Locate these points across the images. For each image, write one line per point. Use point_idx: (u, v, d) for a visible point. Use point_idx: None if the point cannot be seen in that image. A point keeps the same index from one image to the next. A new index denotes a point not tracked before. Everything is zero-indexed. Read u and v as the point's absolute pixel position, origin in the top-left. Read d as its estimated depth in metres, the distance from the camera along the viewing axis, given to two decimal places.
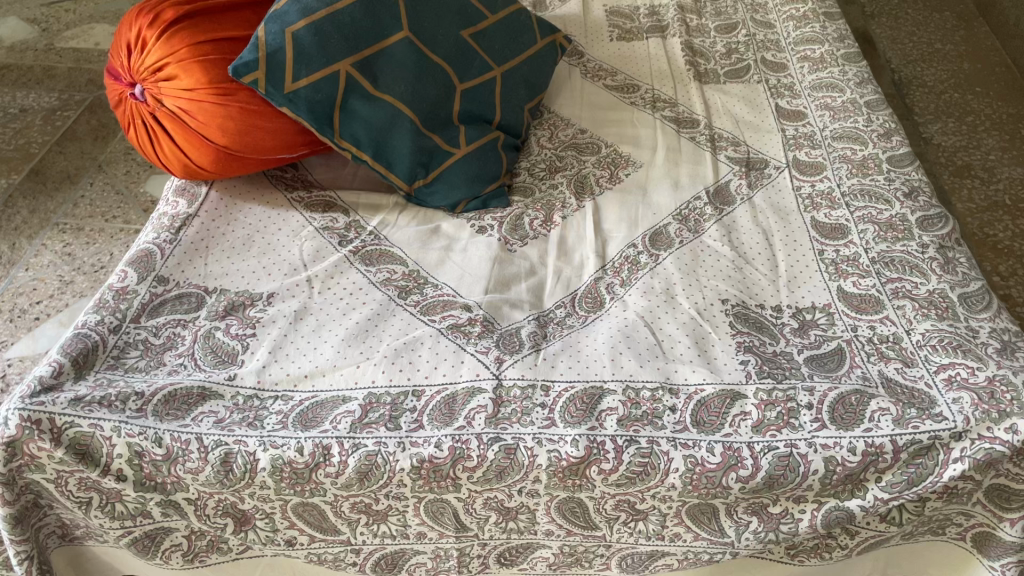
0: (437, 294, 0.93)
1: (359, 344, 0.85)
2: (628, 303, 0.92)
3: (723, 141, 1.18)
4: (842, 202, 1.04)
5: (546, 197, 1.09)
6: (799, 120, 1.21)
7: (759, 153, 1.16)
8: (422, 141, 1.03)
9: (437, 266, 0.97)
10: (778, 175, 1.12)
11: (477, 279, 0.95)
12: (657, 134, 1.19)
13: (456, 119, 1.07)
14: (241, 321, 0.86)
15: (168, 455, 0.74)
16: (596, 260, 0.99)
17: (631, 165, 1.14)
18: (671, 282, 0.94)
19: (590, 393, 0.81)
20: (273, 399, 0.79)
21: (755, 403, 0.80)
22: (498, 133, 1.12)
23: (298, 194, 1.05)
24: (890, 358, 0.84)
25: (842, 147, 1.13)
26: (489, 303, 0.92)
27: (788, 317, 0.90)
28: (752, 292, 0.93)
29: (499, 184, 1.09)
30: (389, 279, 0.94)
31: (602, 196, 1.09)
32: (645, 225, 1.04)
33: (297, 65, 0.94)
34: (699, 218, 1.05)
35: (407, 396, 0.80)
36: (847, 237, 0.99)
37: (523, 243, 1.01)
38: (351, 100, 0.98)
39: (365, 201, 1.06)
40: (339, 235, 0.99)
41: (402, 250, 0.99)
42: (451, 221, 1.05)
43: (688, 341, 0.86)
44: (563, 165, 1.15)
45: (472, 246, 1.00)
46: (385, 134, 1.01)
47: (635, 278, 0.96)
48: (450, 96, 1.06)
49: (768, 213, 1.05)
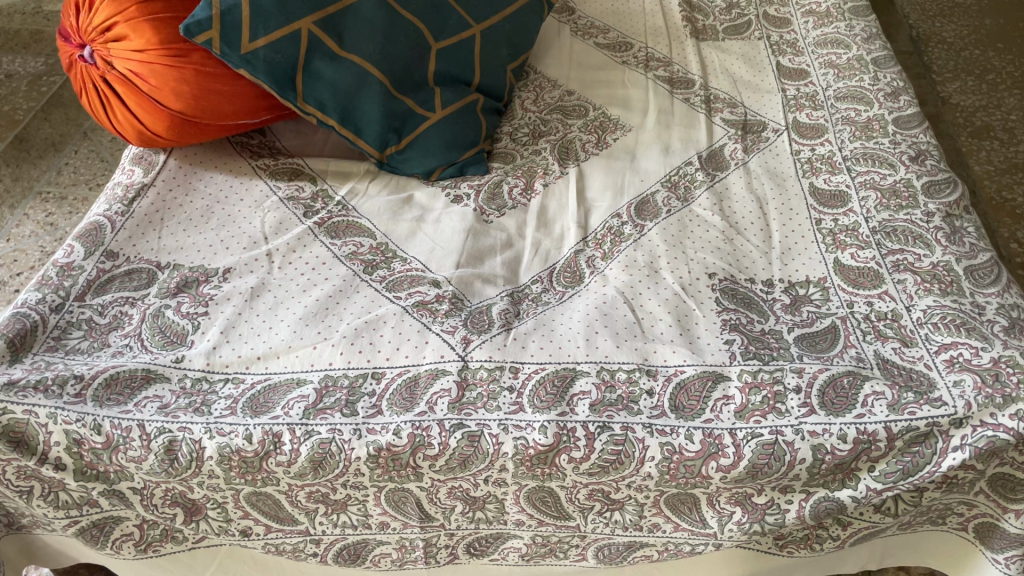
0: (405, 269, 0.87)
1: (318, 324, 0.80)
2: (608, 278, 0.87)
3: (718, 102, 1.11)
4: (843, 167, 0.98)
5: (528, 164, 1.03)
6: (801, 79, 1.13)
7: (756, 115, 1.09)
8: (393, 105, 0.97)
9: (408, 238, 0.91)
10: (776, 139, 1.05)
11: (449, 251, 0.89)
12: (649, 95, 1.12)
13: (431, 80, 1.01)
14: (194, 299, 0.81)
15: (108, 443, 0.70)
16: (577, 230, 0.93)
17: (619, 129, 1.08)
18: (655, 255, 0.88)
19: (561, 375, 0.75)
20: (223, 383, 0.75)
21: (739, 386, 0.74)
22: (477, 95, 1.05)
23: (264, 162, 0.99)
24: (888, 338, 0.77)
25: (845, 108, 1.06)
26: (459, 278, 0.86)
27: (778, 293, 0.84)
28: (742, 266, 0.87)
29: (477, 150, 1.03)
30: (355, 253, 0.89)
31: (587, 162, 1.03)
32: (631, 193, 0.98)
33: (254, 24, 0.87)
34: (689, 185, 0.98)
35: (366, 379, 0.75)
36: (846, 205, 0.93)
37: (500, 212, 0.95)
38: (314, 61, 0.92)
39: (336, 169, 1.00)
40: (305, 206, 0.94)
41: (371, 221, 0.93)
42: (426, 191, 0.99)
43: (670, 319, 0.80)
44: (547, 129, 1.08)
45: (446, 218, 0.94)
46: (352, 97, 0.94)
47: (617, 250, 0.90)
48: (425, 56, 0.99)
49: (764, 179, 0.99)
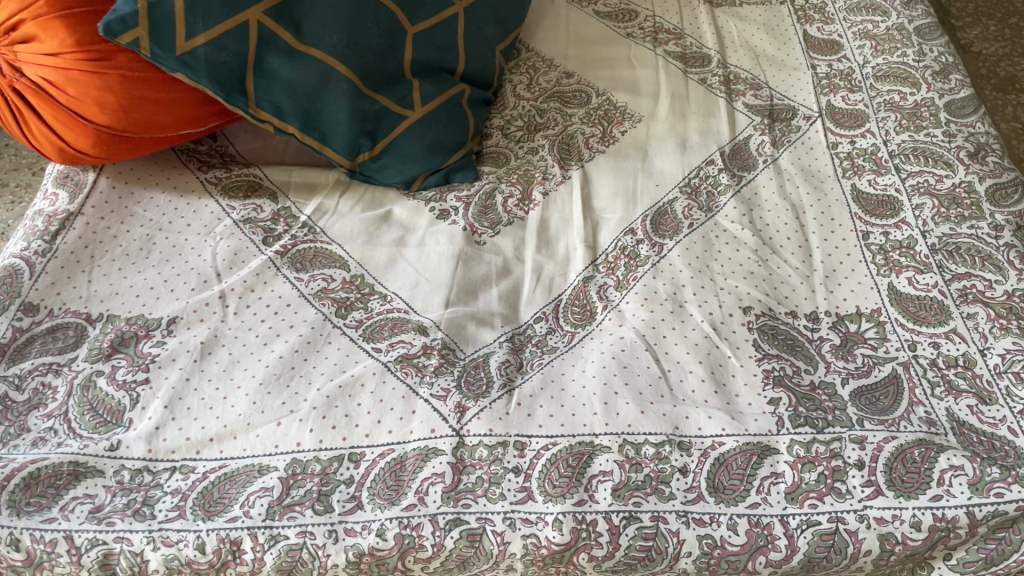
0: (384, 309, 0.74)
1: (282, 391, 0.66)
2: (625, 314, 0.73)
3: (740, 84, 0.97)
4: (890, 166, 0.84)
5: (524, 167, 0.89)
6: (833, 53, 0.99)
7: (784, 99, 0.95)
8: (365, 106, 0.82)
9: (387, 269, 0.78)
10: (809, 129, 0.91)
11: (436, 286, 0.76)
12: (659, 76, 0.98)
13: (408, 71, 0.86)
14: (132, 361, 0.68)
15: (29, 560, 0.58)
16: (585, 252, 0.80)
17: (627, 119, 0.93)
18: (679, 284, 0.75)
19: (577, 452, 0.63)
20: (169, 473, 0.62)
21: (789, 462, 0.62)
22: (462, 85, 0.90)
23: (216, 174, 0.85)
24: (961, 392, 0.65)
25: (888, 90, 0.92)
26: (450, 321, 0.72)
27: (825, 331, 0.71)
28: (780, 296, 0.74)
29: (464, 152, 0.89)
30: (324, 291, 0.75)
31: (592, 162, 0.89)
32: (645, 202, 0.84)
33: (191, 19, 0.72)
34: (712, 190, 0.85)
35: (342, 463, 0.62)
36: (897, 214, 0.80)
37: (494, 231, 0.82)
38: (267, 59, 0.77)
39: (300, 181, 0.85)
40: (264, 229, 0.80)
41: (343, 248, 0.79)
42: (407, 205, 0.85)
43: (701, 372, 0.67)
44: (544, 121, 0.94)
45: (431, 241, 0.80)
46: (315, 99, 0.80)
47: (633, 278, 0.77)
48: (400, 44, 0.84)
49: (798, 181, 0.85)
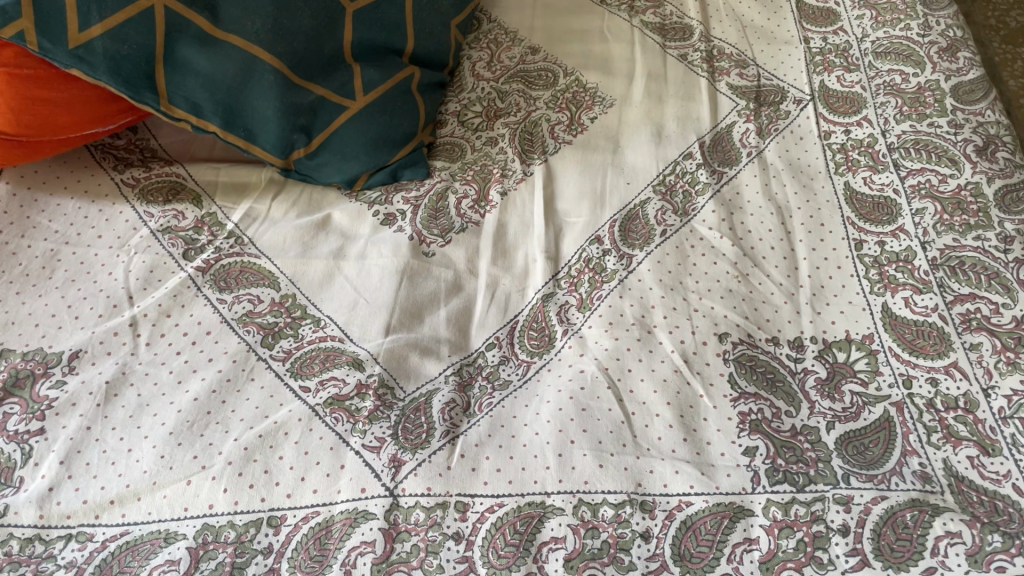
0: (316, 337, 0.66)
1: (194, 442, 0.59)
2: (587, 342, 0.65)
3: (724, 61, 0.87)
4: (888, 162, 0.75)
5: (480, 162, 0.80)
6: (829, 24, 0.89)
7: (772, 78, 0.85)
8: (298, 99, 0.72)
9: (322, 287, 0.69)
10: (799, 115, 0.82)
11: (375, 308, 0.67)
12: (634, 51, 0.88)
13: (348, 55, 0.76)
14: (26, 408, 0.60)
15: None
16: (545, 265, 0.71)
17: (598, 103, 0.84)
18: (648, 305, 0.67)
19: (525, 515, 0.55)
20: (63, 542, 0.55)
21: (765, 526, 0.54)
22: (411, 68, 0.80)
23: (133, 174, 0.76)
24: (961, 441, 0.58)
25: (888, 70, 0.82)
26: (390, 353, 0.64)
27: (810, 362, 0.64)
28: (761, 319, 0.66)
29: (414, 145, 0.79)
30: (249, 315, 0.67)
31: (556, 156, 0.80)
32: (614, 204, 0.75)
33: (83, 7, 0.62)
34: (689, 189, 0.76)
35: (260, 529, 0.55)
36: (895, 221, 0.71)
37: (444, 239, 0.73)
38: (179, 49, 0.67)
39: (229, 181, 0.77)
40: (186, 241, 0.72)
41: (274, 262, 0.71)
42: (348, 208, 0.76)
43: (669, 416, 0.60)
44: (505, 106, 0.84)
45: (373, 252, 0.72)
46: (239, 93, 0.70)
47: (597, 297, 0.68)
48: (337, 25, 0.74)
49: (785, 178, 0.76)
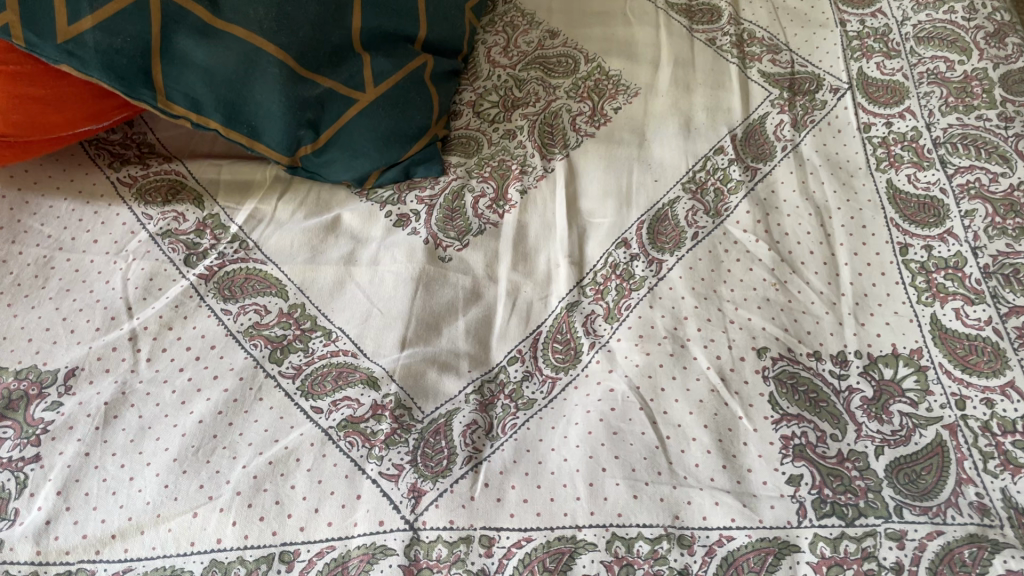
0: (327, 352, 0.62)
1: (199, 470, 0.55)
2: (616, 357, 0.61)
3: (755, 46, 0.82)
4: (934, 158, 0.70)
5: (498, 157, 0.75)
6: (867, 6, 0.84)
7: (807, 65, 0.80)
8: (305, 92, 0.67)
9: (333, 296, 0.65)
10: (836, 105, 0.77)
11: (390, 319, 0.63)
12: (660, 35, 0.83)
13: (358, 44, 0.71)
14: (20, 432, 0.56)
15: None
16: (569, 271, 0.67)
17: (621, 92, 0.79)
18: (680, 316, 0.63)
19: (555, 551, 0.51)
20: None
21: (812, 564, 0.50)
22: (424, 56, 0.75)
23: (130, 172, 0.71)
24: (1021, 469, 0.54)
25: (931, 57, 0.77)
26: (407, 369, 0.60)
27: (855, 379, 0.60)
28: (801, 331, 0.62)
29: (428, 139, 0.75)
30: (256, 327, 0.63)
31: (579, 150, 0.75)
32: (641, 204, 0.71)
33: None
34: (721, 187, 0.72)
35: (270, 566, 0.51)
36: (943, 223, 0.67)
37: (461, 242, 0.69)
38: (177, 40, 0.62)
39: (231, 179, 0.72)
40: (187, 245, 0.67)
41: (282, 269, 0.67)
42: (358, 208, 0.71)
43: (707, 440, 0.56)
44: (524, 95, 0.80)
45: (386, 257, 0.68)
46: (242, 88, 0.65)
47: (626, 306, 0.64)
48: (344, 11, 0.69)
49: (823, 175, 0.72)
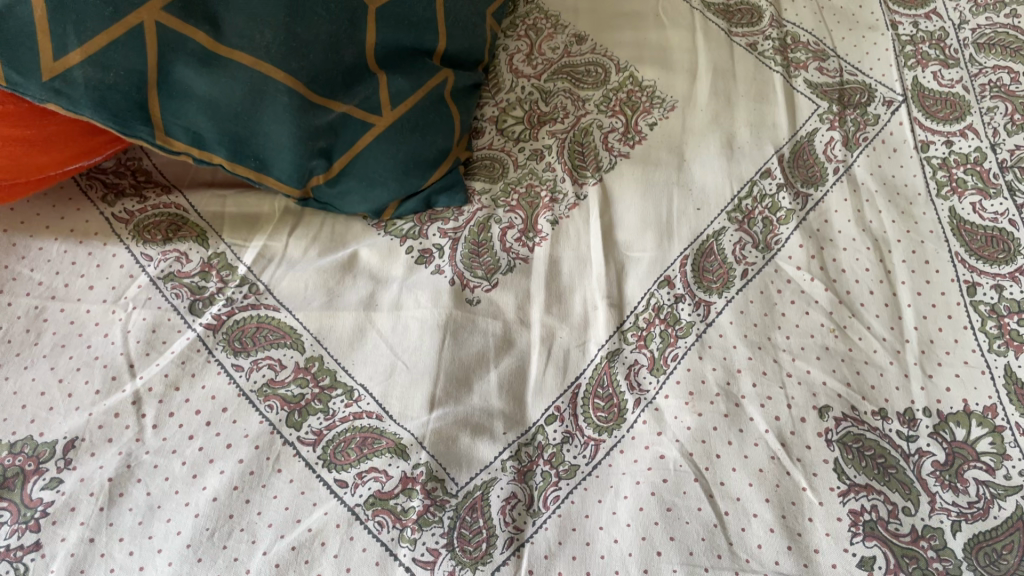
0: (350, 414, 0.57)
1: (216, 557, 0.50)
2: (664, 417, 0.57)
3: (800, 51, 0.76)
4: (1000, 184, 0.65)
5: (525, 181, 0.70)
6: (920, 6, 0.78)
7: (857, 73, 0.74)
8: (316, 120, 0.61)
9: (353, 348, 0.60)
10: (891, 120, 0.71)
11: (417, 375, 0.58)
12: (696, 39, 0.77)
13: (372, 62, 0.65)
14: (17, 515, 0.52)
15: None
16: (609, 313, 0.62)
17: (657, 104, 0.73)
18: (733, 369, 0.58)
19: None
20: None
21: None
22: (444, 71, 0.69)
23: (126, 206, 0.65)
24: None
25: (992, 67, 0.72)
26: (438, 435, 0.55)
27: (925, 441, 0.55)
28: (865, 386, 0.57)
29: (450, 164, 0.69)
30: (271, 385, 0.58)
31: (613, 173, 0.69)
32: (684, 235, 0.65)
33: (58, 30, 0.51)
34: (769, 215, 0.66)
35: None
36: (1013, 260, 0.62)
37: (490, 282, 0.64)
38: (176, 71, 0.56)
39: (237, 212, 0.66)
40: (192, 290, 0.62)
41: (296, 316, 0.61)
42: (377, 244, 0.66)
43: (769, 517, 0.51)
44: (551, 110, 0.74)
45: (409, 301, 0.62)
46: (248, 118, 0.59)
47: (672, 357, 0.59)
48: (358, 27, 0.62)
49: (880, 203, 0.66)
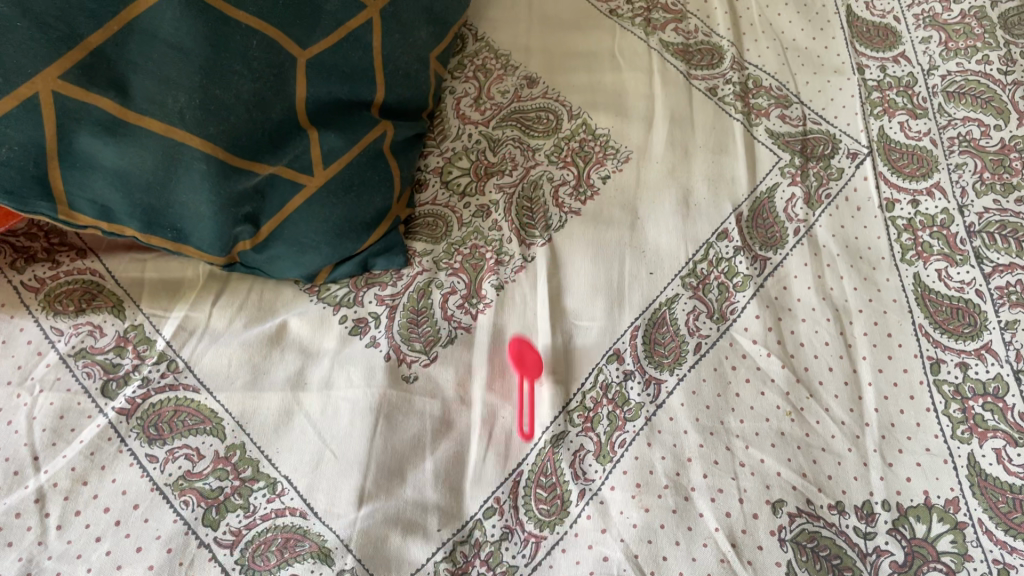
0: (272, 511, 0.53)
1: None
2: (609, 510, 0.53)
3: (761, 96, 0.72)
4: (968, 250, 0.62)
5: (469, 241, 0.66)
6: (888, 48, 0.74)
7: (822, 122, 0.70)
8: (239, 186, 0.57)
9: (278, 434, 0.56)
10: (855, 174, 0.67)
11: (346, 467, 0.54)
12: (653, 82, 0.73)
13: (304, 119, 0.60)
14: None
15: None
16: (554, 392, 0.58)
17: (610, 155, 0.69)
18: (682, 457, 0.55)
19: None
20: None
21: None
22: (383, 124, 0.65)
23: (36, 273, 0.61)
24: None
25: (962, 118, 0.68)
26: (367, 537, 0.51)
27: (883, 539, 0.52)
28: (821, 476, 0.54)
29: (389, 224, 0.65)
30: (187, 477, 0.54)
31: (563, 233, 0.65)
32: (635, 302, 0.62)
33: None
34: (725, 281, 0.62)
35: None
36: (979, 335, 0.59)
37: (428, 356, 0.60)
38: (79, 141, 0.51)
39: (158, 279, 0.62)
40: (106, 369, 0.58)
41: (218, 399, 0.57)
42: (308, 313, 0.62)
43: None
44: (499, 160, 0.70)
45: (341, 379, 0.58)
46: (163, 188, 0.54)
47: (619, 443, 0.56)
48: (286, 82, 0.58)
49: (841, 267, 0.63)
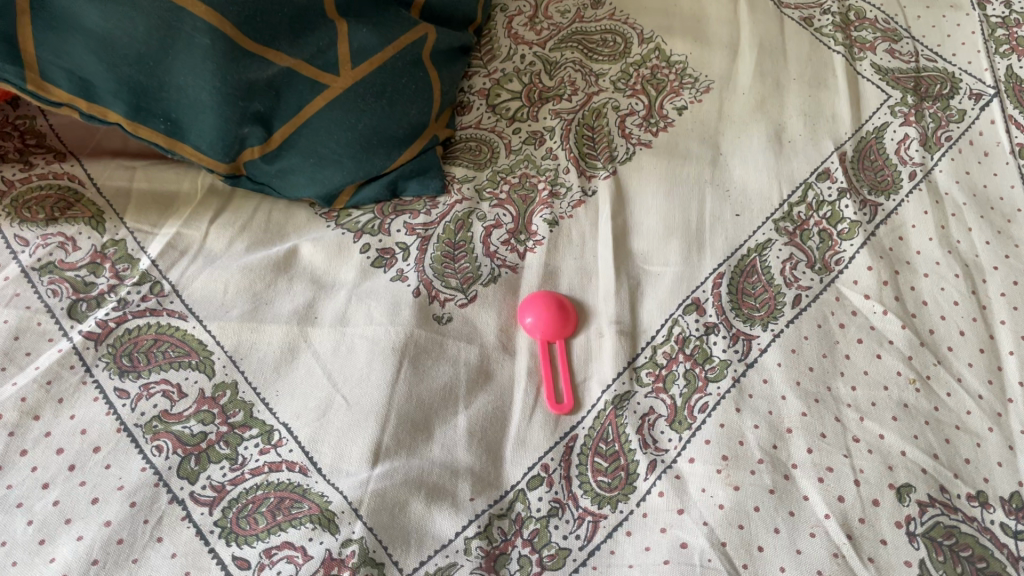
0: (264, 466, 0.42)
1: None
2: (687, 487, 0.42)
3: (865, 30, 0.62)
4: None
5: (519, 170, 0.56)
6: None
7: (939, 59, 0.60)
8: (249, 75, 0.46)
9: (279, 375, 0.45)
10: (980, 116, 0.57)
11: (358, 415, 0.43)
12: (739, 8, 0.63)
13: (331, 7, 0.49)
14: None
15: None
16: (618, 343, 0.47)
17: (687, 84, 0.59)
18: (781, 428, 0.43)
19: None
20: None
21: None
22: (424, 27, 0.55)
23: (4, 174, 0.51)
24: None
25: None
26: (381, 501, 0.41)
27: None
28: (957, 459, 0.43)
29: (424, 144, 0.55)
30: (163, 419, 0.43)
31: (630, 166, 0.55)
32: (718, 248, 0.51)
33: None
34: (827, 226, 0.52)
35: None
36: None
37: (466, 295, 0.49)
38: None
39: (148, 191, 0.53)
40: (76, 289, 0.47)
41: (207, 330, 0.47)
42: (324, 240, 0.52)
43: None
44: (556, 85, 0.60)
45: (359, 315, 0.48)
46: (156, 66, 0.44)
47: (699, 408, 0.45)
48: None
49: (969, 218, 0.52)
